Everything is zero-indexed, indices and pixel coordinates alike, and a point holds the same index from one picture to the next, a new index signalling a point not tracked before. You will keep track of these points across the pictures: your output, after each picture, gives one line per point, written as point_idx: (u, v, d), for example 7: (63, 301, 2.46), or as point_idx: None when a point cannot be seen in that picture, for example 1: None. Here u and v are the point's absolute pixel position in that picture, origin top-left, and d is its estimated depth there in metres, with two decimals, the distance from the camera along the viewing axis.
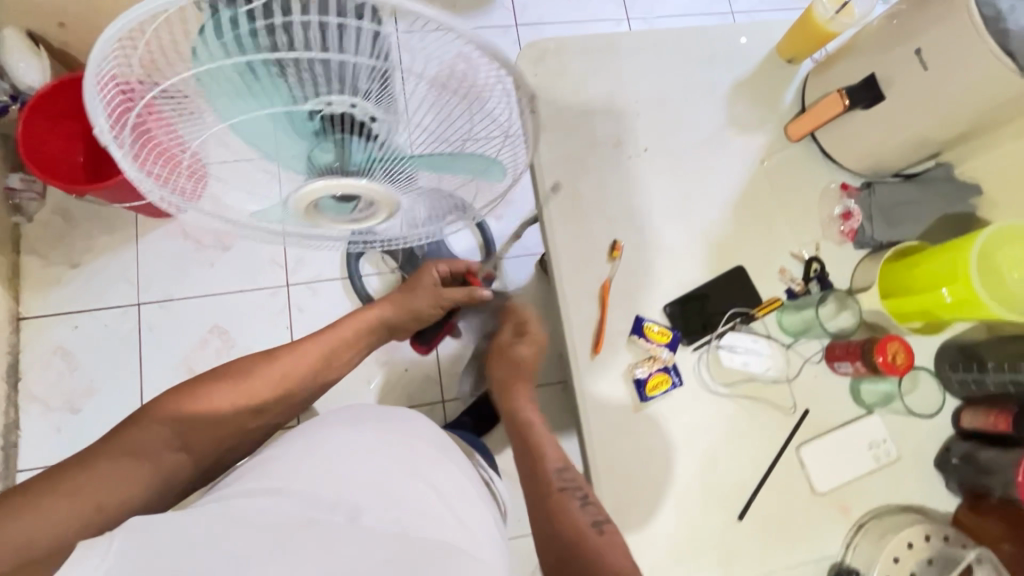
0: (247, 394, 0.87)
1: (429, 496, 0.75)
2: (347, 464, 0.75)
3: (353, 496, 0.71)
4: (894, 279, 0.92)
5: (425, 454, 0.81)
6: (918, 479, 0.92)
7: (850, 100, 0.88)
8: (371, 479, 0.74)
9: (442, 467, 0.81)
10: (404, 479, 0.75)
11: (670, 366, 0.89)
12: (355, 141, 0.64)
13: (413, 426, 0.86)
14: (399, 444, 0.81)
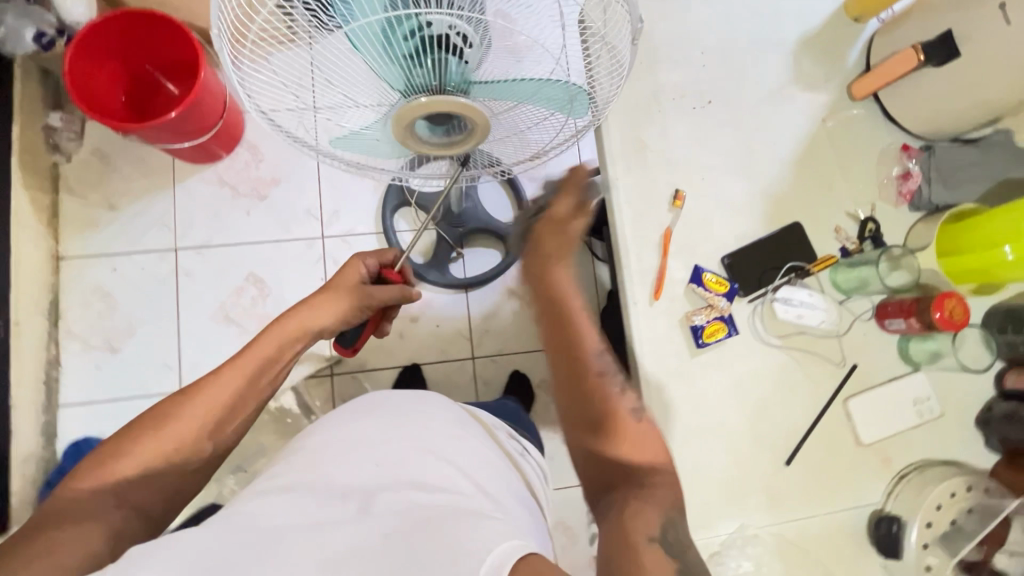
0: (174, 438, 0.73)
1: (449, 471, 0.72)
2: (358, 454, 0.73)
3: (371, 482, 0.69)
4: (952, 239, 0.94)
5: (445, 435, 0.78)
6: (959, 437, 0.94)
7: (925, 55, 0.87)
8: (383, 464, 0.72)
9: (464, 442, 0.78)
10: (418, 459, 0.72)
11: (727, 315, 0.91)
12: (452, 63, 0.63)
13: (432, 406, 0.83)
14: (413, 425, 0.78)
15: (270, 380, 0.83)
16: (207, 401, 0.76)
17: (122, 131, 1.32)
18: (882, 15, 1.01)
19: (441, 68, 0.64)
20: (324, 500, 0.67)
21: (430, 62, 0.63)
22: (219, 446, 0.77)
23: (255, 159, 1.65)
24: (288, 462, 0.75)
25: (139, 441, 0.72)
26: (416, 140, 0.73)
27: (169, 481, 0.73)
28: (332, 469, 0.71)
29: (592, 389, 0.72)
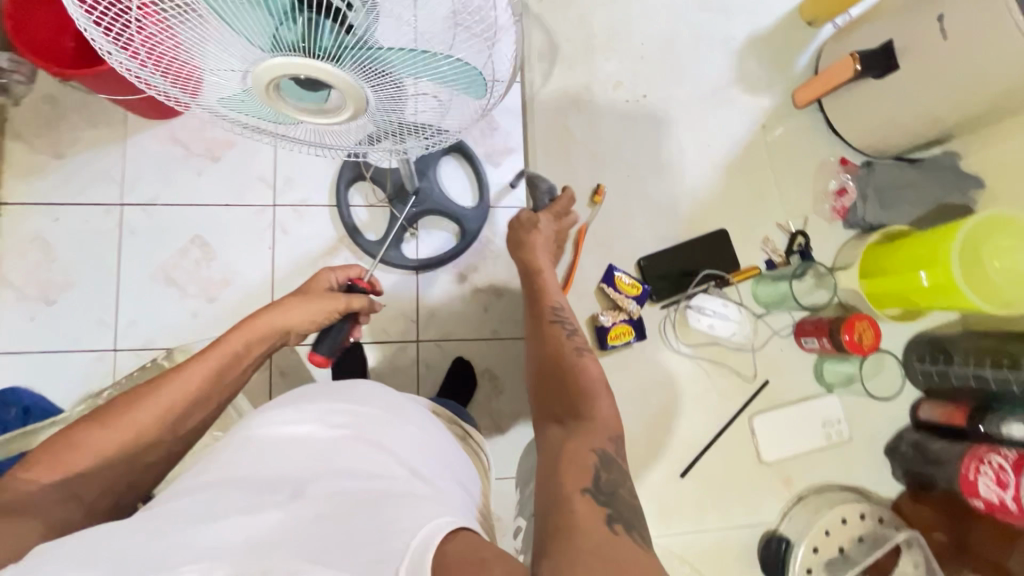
0: (131, 430, 0.61)
1: (392, 463, 0.57)
2: (284, 445, 0.58)
3: (297, 473, 0.55)
4: (876, 262, 0.89)
5: (379, 415, 0.63)
6: (866, 462, 0.92)
7: (862, 65, 0.82)
8: (315, 455, 0.57)
9: (407, 427, 0.64)
10: (355, 446, 0.58)
11: (636, 319, 0.88)
12: (325, 28, 0.56)
13: (364, 390, 0.68)
14: (349, 408, 0.63)
15: (236, 380, 0.70)
16: (168, 398, 0.63)
17: None
18: (836, 22, 0.97)
19: (313, 30, 0.56)
20: (243, 492, 0.51)
21: (301, 21, 0.56)
22: (178, 443, 0.66)
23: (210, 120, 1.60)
24: (211, 454, 0.59)
25: (90, 429, 0.59)
26: (283, 101, 0.66)
27: (119, 481, 0.61)
28: (249, 464, 0.56)
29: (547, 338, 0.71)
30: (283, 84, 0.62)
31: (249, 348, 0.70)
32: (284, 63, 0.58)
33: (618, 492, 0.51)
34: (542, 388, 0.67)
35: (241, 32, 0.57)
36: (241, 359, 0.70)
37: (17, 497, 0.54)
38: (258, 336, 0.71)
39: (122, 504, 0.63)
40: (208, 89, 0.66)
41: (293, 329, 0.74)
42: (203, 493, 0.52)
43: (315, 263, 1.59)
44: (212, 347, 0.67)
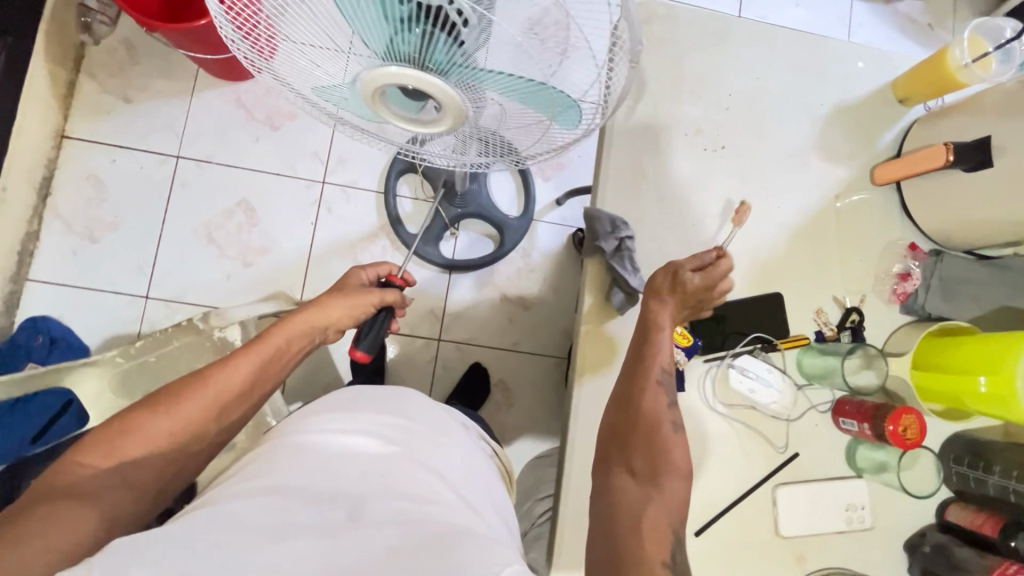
0: (183, 419, 0.68)
1: (436, 484, 0.69)
2: (344, 459, 0.69)
3: (353, 487, 0.65)
4: (931, 355, 0.88)
5: (423, 434, 0.75)
6: (883, 554, 0.90)
7: (955, 156, 0.82)
8: (372, 468, 0.68)
9: (443, 448, 0.75)
10: (405, 463, 0.69)
11: (678, 370, 0.87)
12: (440, 39, 0.59)
13: (410, 404, 0.80)
14: (399, 425, 0.74)
15: (276, 375, 0.79)
16: (219, 387, 0.72)
17: (146, 27, 1.28)
18: (929, 104, 0.95)
19: (428, 41, 0.60)
20: (311, 505, 0.62)
21: (419, 32, 0.59)
22: (221, 434, 0.73)
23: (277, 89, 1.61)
24: (266, 461, 0.68)
25: (148, 417, 0.66)
26: (384, 106, 0.72)
27: (168, 468, 0.68)
28: (310, 474, 0.66)
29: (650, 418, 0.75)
30: (387, 91, 0.69)
31: (291, 343, 0.81)
32: (395, 71, 0.64)
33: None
34: (631, 459, 0.73)
35: (365, 40, 0.63)
36: (283, 353, 0.79)
37: (80, 481, 0.60)
38: (298, 333, 0.81)
39: (162, 498, 0.68)
40: (283, 60, 0.70)
41: (331, 323, 0.86)
42: (278, 497, 0.62)
43: (353, 246, 1.59)
44: (257, 343, 0.77)
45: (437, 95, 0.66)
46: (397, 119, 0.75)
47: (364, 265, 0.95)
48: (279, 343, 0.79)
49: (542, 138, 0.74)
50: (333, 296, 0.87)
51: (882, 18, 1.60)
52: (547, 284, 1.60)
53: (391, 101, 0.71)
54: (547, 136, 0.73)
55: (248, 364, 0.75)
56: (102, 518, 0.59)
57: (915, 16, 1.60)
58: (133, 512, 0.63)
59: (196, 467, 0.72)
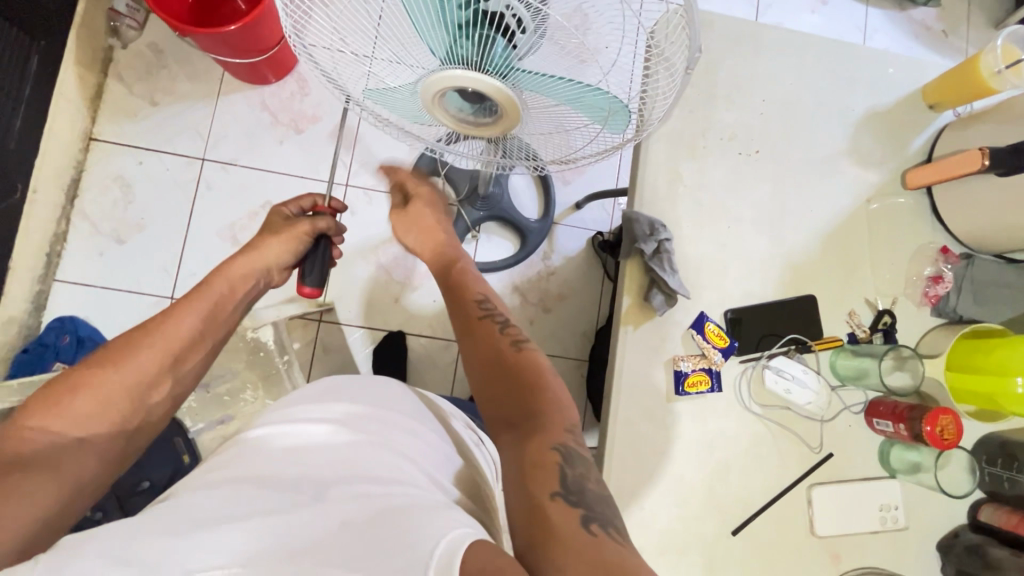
0: (138, 373, 0.68)
1: (403, 466, 0.65)
2: (312, 450, 0.66)
3: (319, 472, 0.63)
4: (964, 358, 0.90)
5: (391, 422, 0.72)
6: (918, 554, 0.91)
7: (991, 161, 0.83)
8: (338, 458, 0.65)
9: (418, 436, 0.72)
10: (367, 446, 0.67)
11: (715, 370, 0.89)
12: (498, 44, 0.61)
13: (387, 393, 0.77)
14: (369, 416, 0.72)
15: (225, 323, 0.79)
16: (170, 339, 0.71)
17: (178, 31, 1.28)
18: (958, 110, 0.97)
19: (486, 46, 0.62)
20: (270, 489, 0.59)
21: (477, 38, 0.61)
22: (176, 386, 0.73)
23: (302, 93, 1.61)
24: (234, 453, 0.67)
25: (100, 373, 0.65)
26: (440, 109, 0.74)
27: (127, 421, 0.67)
28: (272, 464, 0.64)
29: (475, 326, 0.79)
30: (445, 95, 0.71)
31: (235, 289, 0.80)
32: (458, 75, 0.65)
33: (586, 489, 0.57)
34: (483, 381, 0.72)
35: (428, 44, 0.65)
36: (228, 300, 0.79)
37: (43, 448, 0.59)
38: (240, 278, 0.80)
39: (126, 456, 0.68)
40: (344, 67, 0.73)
41: (272, 265, 0.84)
42: (237, 484, 0.60)
43: (376, 248, 1.52)
44: (198, 293, 0.76)
45: (498, 98, 0.67)
46: (453, 122, 0.76)
47: (284, 201, 0.90)
48: (220, 290, 0.78)
49: (561, 145, 0.79)
50: (269, 237, 0.84)
51: (897, 24, 1.61)
52: (567, 286, 1.61)
53: (452, 103, 0.73)
54: (566, 144, 0.78)
55: (194, 314, 0.74)
56: (65, 486, 0.58)
57: (930, 22, 1.61)
58: (97, 476, 0.63)
59: (154, 425, 0.71)
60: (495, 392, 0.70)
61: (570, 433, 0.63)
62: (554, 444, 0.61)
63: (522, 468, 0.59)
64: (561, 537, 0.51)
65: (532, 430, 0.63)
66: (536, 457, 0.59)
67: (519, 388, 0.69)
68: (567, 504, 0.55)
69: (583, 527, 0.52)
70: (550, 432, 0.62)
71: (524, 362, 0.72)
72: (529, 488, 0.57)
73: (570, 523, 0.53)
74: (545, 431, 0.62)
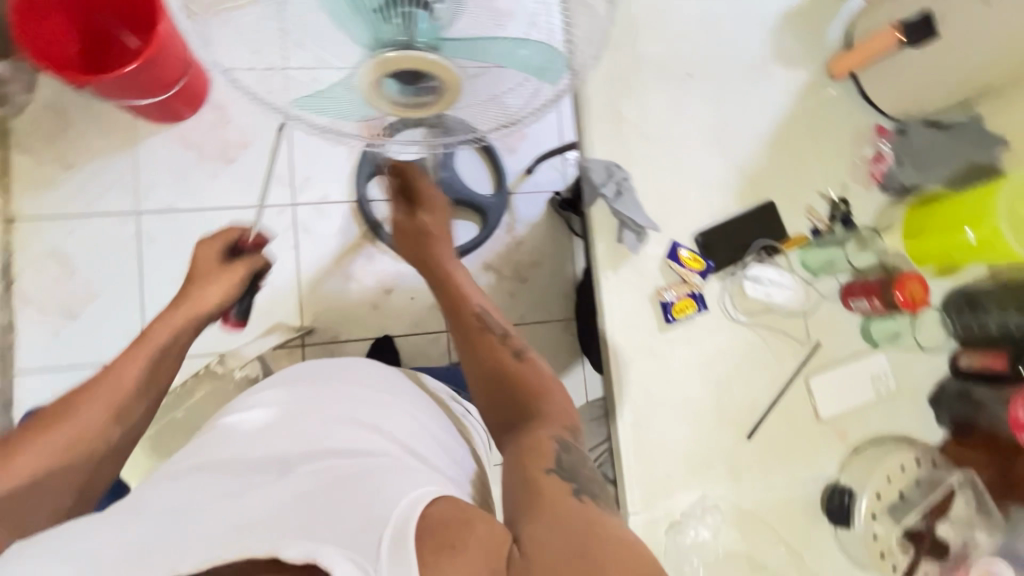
0: (82, 426, 0.73)
1: (372, 438, 0.67)
2: (283, 431, 0.69)
3: (290, 452, 0.65)
4: (918, 223, 0.96)
5: (367, 399, 0.75)
6: (914, 413, 0.98)
7: (904, 36, 0.89)
8: (309, 434, 0.67)
9: (388, 408, 0.74)
10: (314, 421, 0.70)
11: (698, 293, 0.92)
12: (420, 18, 0.62)
13: (361, 375, 0.80)
14: (348, 397, 0.74)
15: (170, 370, 0.86)
16: (109, 395, 0.77)
17: (74, 83, 1.20)
18: None
19: (409, 23, 0.62)
20: (236, 474, 0.62)
21: (398, 18, 0.62)
22: (124, 435, 0.79)
23: (223, 120, 1.54)
24: (205, 442, 0.72)
25: (43, 429, 0.70)
26: (382, 98, 0.69)
27: (80, 471, 0.72)
28: (242, 447, 0.68)
29: (474, 339, 0.83)
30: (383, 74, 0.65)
31: (176, 338, 0.86)
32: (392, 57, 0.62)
33: (579, 471, 0.61)
34: (486, 386, 0.79)
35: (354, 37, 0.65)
36: (170, 349, 0.85)
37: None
38: (178, 327, 0.86)
39: (82, 502, 0.73)
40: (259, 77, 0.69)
41: (209, 311, 0.89)
42: (202, 473, 0.64)
43: (339, 260, 1.50)
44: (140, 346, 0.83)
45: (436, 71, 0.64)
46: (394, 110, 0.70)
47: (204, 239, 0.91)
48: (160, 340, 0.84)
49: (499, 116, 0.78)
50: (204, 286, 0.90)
51: None
52: (538, 252, 1.62)
53: (391, 95, 0.68)
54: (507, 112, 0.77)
55: (137, 363, 0.82)
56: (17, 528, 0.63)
57: None
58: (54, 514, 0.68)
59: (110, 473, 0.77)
60: (492, 388, 0.78)
61: (567, 430, 0.69)
62: (553, 437, 0.66)
63: (523, 457, 0.63)
64: (550, 505, 0.54)
65: (530, 429, 0.69)
66: (537, 445, 0.64)
67: (520, 397, 0.75)
68: (561, 481, 0.57)
69: (571, 495, 0.56)
70: (547, 429, 0.68)
71: (524, 373, 0.78)
72: (524, 465, 0.61)
73: (563, 495, 0.55)
74: (541, 430, 0.68)
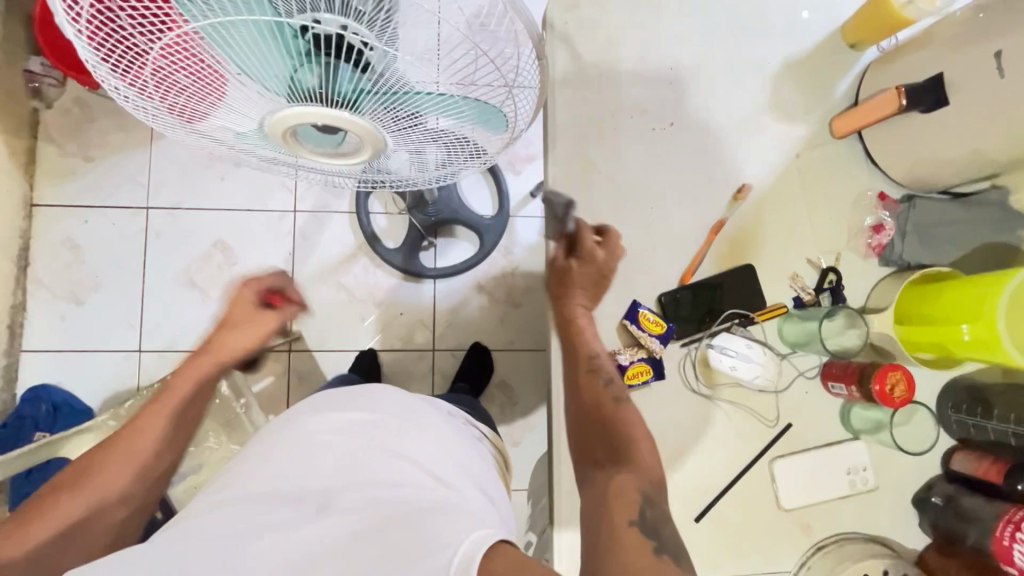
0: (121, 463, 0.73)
1: (409, 474, 0.68)
2: (324, 450, 0.70)
3: (327, 485, 0.66)
4: (912, 305, 0.85)
5: (399, 423, 0.75)
6: (893, 512, 0.88)
7: (908, 99, 0.79)
8: (341, 464, 0.68)
9: (427, 439, 0.74)
10: (363, 447, 0.70)
11: (656, 358, 0.85)
12: (342, 70, 0.58)
13: (383, 399, 0.79)
14: (375, 424, 0.74)
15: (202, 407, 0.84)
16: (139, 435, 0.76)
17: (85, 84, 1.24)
18: (883, 45, 0.91)
19: (329, 74, 0.58)
20: (279, 508, 0.63)
21: (318, 67, 0.58)
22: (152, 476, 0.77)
23: None
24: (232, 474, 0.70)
25: (71, 477, 0.71)
26: (300, 146, 0.71)
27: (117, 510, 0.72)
28: (285, 469, 0.68)
29: (580, 376, 0.79)
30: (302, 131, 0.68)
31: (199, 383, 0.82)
32: (304, 110, 0.62)
33: (662, 533, 0.65)
34: (577, 427, 0.77)
35: (261, 80, 0.60)
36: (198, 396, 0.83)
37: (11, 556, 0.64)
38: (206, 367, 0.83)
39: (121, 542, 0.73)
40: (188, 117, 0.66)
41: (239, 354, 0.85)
42: (243, 503, 0.64)
43: (333, 270, 1.55)
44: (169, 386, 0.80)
45: (351, 128, 0.65)
46: (315, 155, 0.74)
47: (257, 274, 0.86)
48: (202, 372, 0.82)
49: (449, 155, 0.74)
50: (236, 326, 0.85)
51: None
52: (531, 278, 1.58)
53: (309, 143, 0.71)
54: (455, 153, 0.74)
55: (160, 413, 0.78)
56: None
57: None
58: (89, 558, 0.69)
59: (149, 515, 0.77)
60: (582, 429, 0.76)
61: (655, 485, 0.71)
62: (636, 486, 0.69)
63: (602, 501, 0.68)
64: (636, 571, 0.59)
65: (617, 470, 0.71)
66: (615, 491, 0.68)
67: (616, 441, 0.74)
68: (643, 536, 0.64)
69: (652, 554, 0.62)
70: (631, 477, 0.70)
71: (617, 420, 0.75)
72: (602, 530, 0.65)
73: (640, 552, 0.62)
74: (622, 476, 0.70)
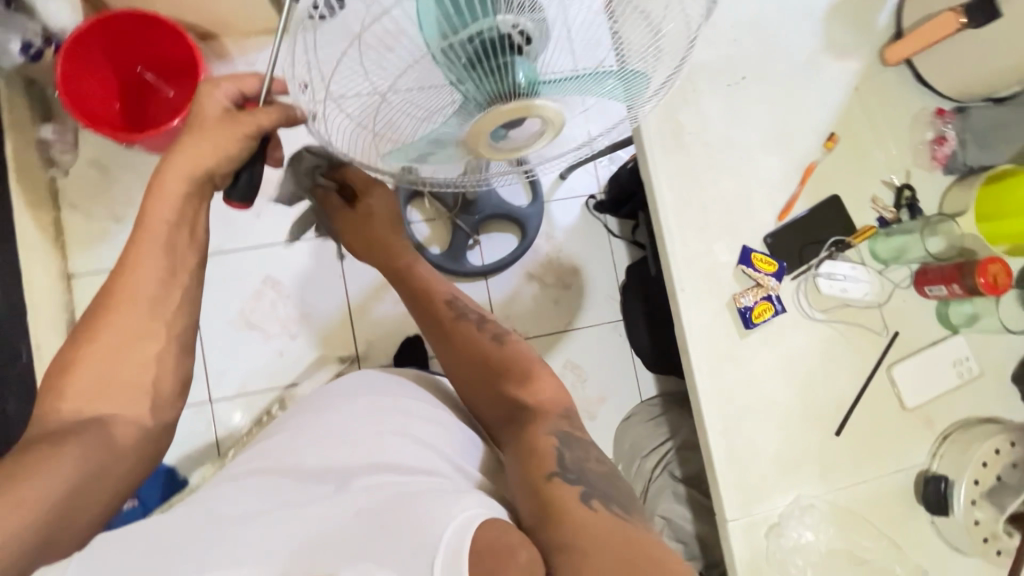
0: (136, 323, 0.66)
1: (408, 448, 0.69)
2: (342, 435, 0.72)
3: (342, 462, 0.68)
4: (992, 203, 0.95)
5: (412, 415, 0.75)
6: (1000, 393, 0.97)
7: (966, 18, 0.84)
8: (348, 438, 0.71)
9: (436, 422, 0.76)
10: (363, 429, 0.73)
11: (774, 295, 0.92)
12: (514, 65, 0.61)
13: (393, 384, 0.82)
14: (392, 404, 0.77)
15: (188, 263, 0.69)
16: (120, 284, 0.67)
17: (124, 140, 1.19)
18: None
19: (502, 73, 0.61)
20: (296, 482, 0.66)
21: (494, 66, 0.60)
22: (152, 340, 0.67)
23: None
24: (266, 443, 0.76)
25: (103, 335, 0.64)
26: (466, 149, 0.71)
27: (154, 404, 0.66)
28: (304, 452, 0.71)
29: (450, 329, 0.90)
30: (491, 132, 0.67)
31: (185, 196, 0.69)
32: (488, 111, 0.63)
33: (584, 469, 0.67)
34: (472, 385, 0.84)
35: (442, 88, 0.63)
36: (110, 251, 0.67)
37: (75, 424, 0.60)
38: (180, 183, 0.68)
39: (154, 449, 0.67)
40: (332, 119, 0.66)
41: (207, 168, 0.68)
42: (258, 477, 0.68)
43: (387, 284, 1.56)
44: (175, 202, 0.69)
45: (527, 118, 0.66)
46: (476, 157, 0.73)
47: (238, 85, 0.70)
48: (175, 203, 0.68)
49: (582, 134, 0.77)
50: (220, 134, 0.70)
51: None
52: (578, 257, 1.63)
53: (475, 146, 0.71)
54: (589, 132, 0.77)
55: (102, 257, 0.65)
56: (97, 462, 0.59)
57: None
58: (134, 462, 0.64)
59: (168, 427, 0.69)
60: (470, 378, 0.84)
61: (565, 421, 0.75)
62: (548, 430, 0.73)
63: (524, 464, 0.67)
64: (572, 521, 0.58)
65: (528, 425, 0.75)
66: (535, 443, 0.71)
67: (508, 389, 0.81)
68: (567, 486, 0.63)
69: (581, 500, 0.61)
70: (542, 424, 0.74)
71: (507, 359, 0.84)
72: (526, 468, 0.67)
73: (573, 505, 0.60)
74: (537, 426, 0.74)
